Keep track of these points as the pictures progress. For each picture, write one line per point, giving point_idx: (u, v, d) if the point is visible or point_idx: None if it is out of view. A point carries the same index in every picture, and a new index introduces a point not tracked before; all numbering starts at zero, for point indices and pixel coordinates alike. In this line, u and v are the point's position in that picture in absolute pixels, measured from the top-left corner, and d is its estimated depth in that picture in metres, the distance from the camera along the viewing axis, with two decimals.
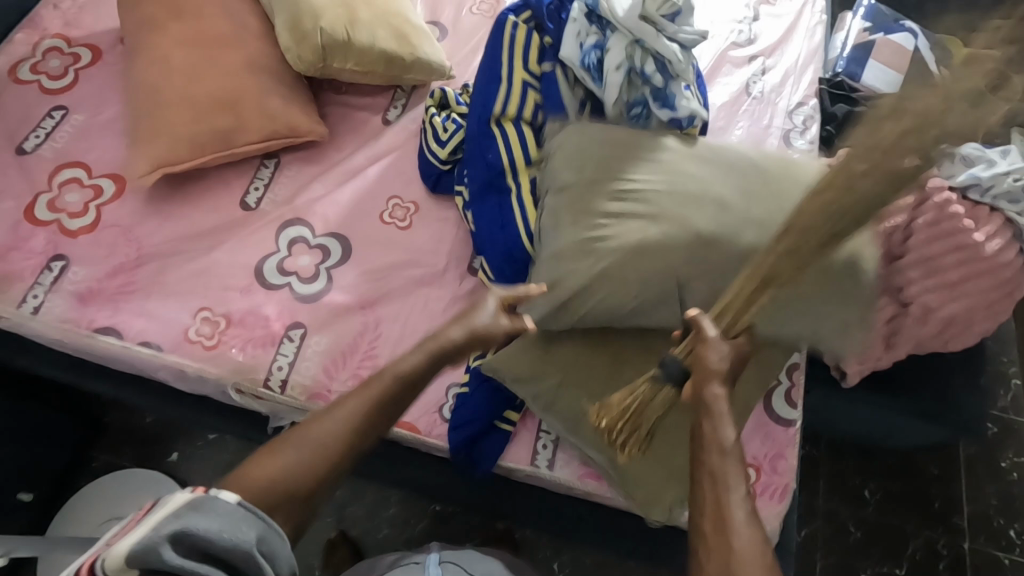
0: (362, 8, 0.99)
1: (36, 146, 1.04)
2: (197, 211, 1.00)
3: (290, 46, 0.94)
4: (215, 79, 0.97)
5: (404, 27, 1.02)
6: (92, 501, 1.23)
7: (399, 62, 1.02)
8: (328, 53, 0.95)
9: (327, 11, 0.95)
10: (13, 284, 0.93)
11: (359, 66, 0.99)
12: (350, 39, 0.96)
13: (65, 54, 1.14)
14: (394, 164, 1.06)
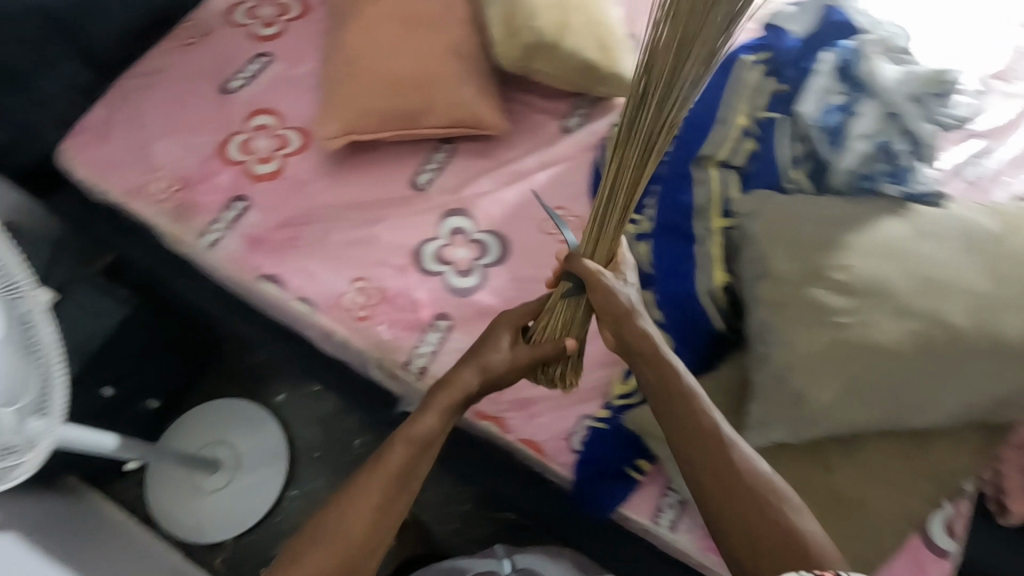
0: (575, 13, 0.96)
1: (238, 88, 1.10)
2: (370, 181, 1.01)
3: (502, 40, 0.94)
4: (415, 56, 0.97)
5: (610, 37, 0.99)
6: (204, 422, 1.31)
7: (596, 74, 0.98)
8: (533, 53, 0.93)
9: (542, 11, 0.93)
10: (196, 215, 0.98)
11: (558, 72, 0.96)
12: (558, 42, 0.94)
13: (277, 4, 1.19)
14: (565, 174, 1.04)
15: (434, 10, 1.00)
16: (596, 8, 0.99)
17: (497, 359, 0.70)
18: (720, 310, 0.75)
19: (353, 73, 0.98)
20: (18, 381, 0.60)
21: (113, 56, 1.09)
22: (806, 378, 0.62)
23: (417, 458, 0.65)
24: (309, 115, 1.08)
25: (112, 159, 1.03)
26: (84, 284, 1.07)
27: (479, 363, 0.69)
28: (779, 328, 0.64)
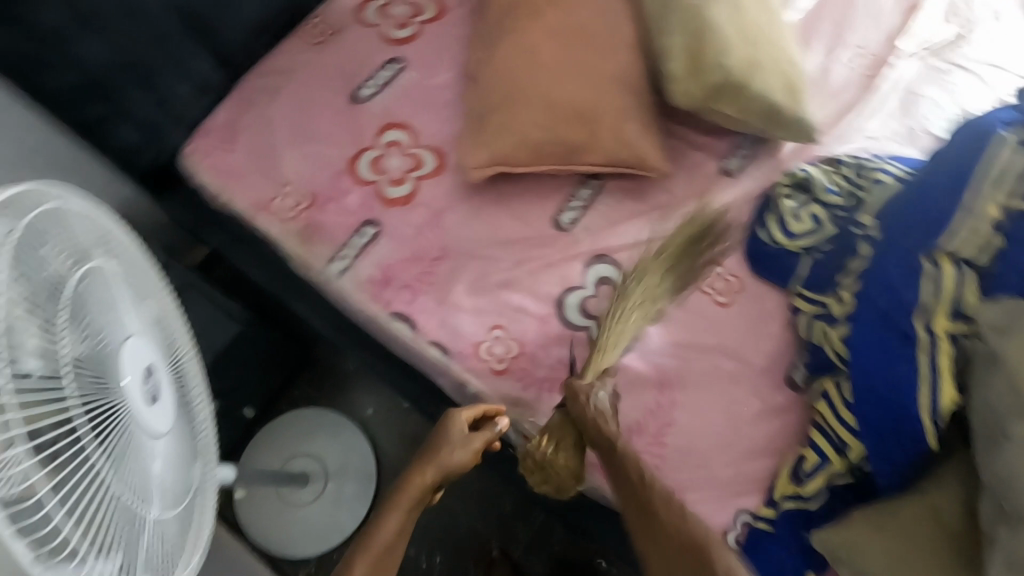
0: (766, 49, 0.85)
1: (369, 97, 1.02)
2: (510, 215, 0.93)
3: (681, 75, 0.82)
4: (578, 85, 0.88)
5: (797, 78, 0.87)
6: (287, 432, 1.26)
7: (778, 117, 0.87)
8: (716, 93, 0.83)
9: (733, 45, 0.82)
10: (325, 239, 0.92)
11: (738, 114, 0.85)
12: (745, 82, 0.82)
13: (411, 3, 1.10)
14: (723, 224, 0.93)
15: (598, 30, 0.89)
16: (784, 43, 0.87)
17: (449, 456, 0.73)
18: (937, 428, 0.66)
19: (504, 97, 0.89)
20: (181, 456, 0.53)
21: (240, 53, 1.02)
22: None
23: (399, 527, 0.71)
24: (443, 133, 1.00)
25: (236, 168, 0.97)
26: (192, 293, 1.05)
27: (431, 464, 0.73)
28: None
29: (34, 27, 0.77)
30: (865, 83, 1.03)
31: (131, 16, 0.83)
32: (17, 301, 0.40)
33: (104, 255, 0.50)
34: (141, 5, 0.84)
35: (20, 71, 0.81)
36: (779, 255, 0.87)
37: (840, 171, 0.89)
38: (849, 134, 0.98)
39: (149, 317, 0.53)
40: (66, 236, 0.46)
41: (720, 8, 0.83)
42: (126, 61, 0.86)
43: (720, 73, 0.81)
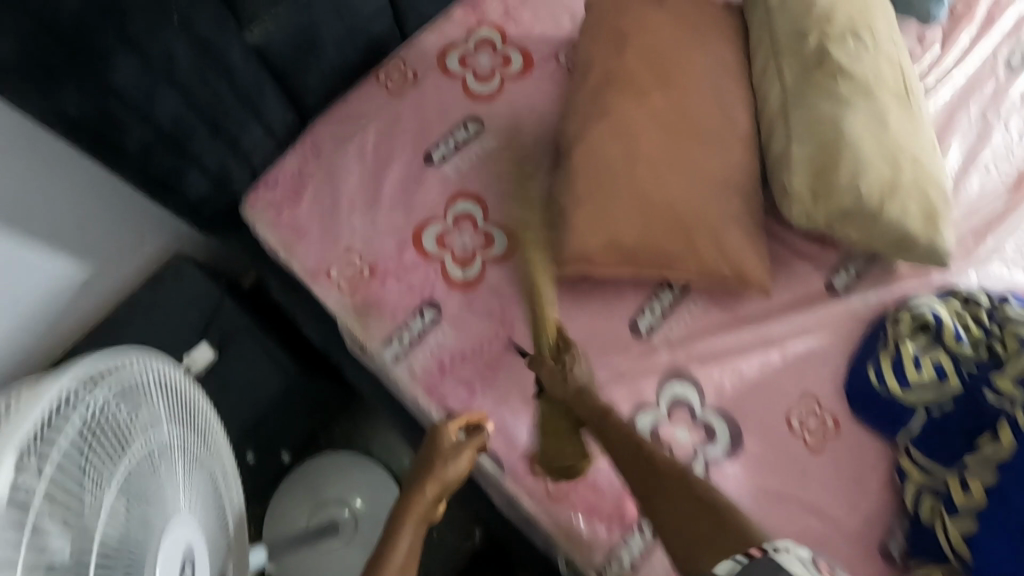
0: (907, 167, 0.72)
1: (442, 159, 0.94)
2: (584, 315, 0.84)
3: (805, 194, 0.71)
4: (680, 189, 0.76)
5: (938, 201, 0.75)
6: (315, 474, 1.17)
7: (910, 244, 0.74)
8: (844, 218, 0.71)
9: (870, 167, 0.70)
10: (382, 318, 0.86)
11: (863, 240, 0.73)
12: (880, 208, 0.71)
13: (497, 53, 1.01)
14: (823, 352, 0.82)
15: (710, 121, 0.79)
16: (928, 158, 0.75)
17: (447, 471, 0.67)
18: None
19: (591, 189, 0.78)
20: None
21: (314, 98, 0.95)
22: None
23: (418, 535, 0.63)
24: (518, 208, 0.91)
25: (298, 225, 0.91)
26: (242, 342, 1.02)
27: (436, 479, 0.66)
28: None
29: (120, 92, 0.66)
30: (1008, 196, 0.89)
31: (216, 70, 0.74)
32: (67, 494, 0.37)
33: (171, 418, 0.49)
34: (224, 57, 0.74)
35: (101, 140, 0.69)
36: (891, 404, 0.76)
37: (973, 312, 0.76)
38: (983, 259, 0.85)
39: (200, 477, 0.52)
40: (135, 409, 0.45)
41: (860, 121, 0.72)
42: (203, 115, 0.76)
43: (850, 198, 0.70)
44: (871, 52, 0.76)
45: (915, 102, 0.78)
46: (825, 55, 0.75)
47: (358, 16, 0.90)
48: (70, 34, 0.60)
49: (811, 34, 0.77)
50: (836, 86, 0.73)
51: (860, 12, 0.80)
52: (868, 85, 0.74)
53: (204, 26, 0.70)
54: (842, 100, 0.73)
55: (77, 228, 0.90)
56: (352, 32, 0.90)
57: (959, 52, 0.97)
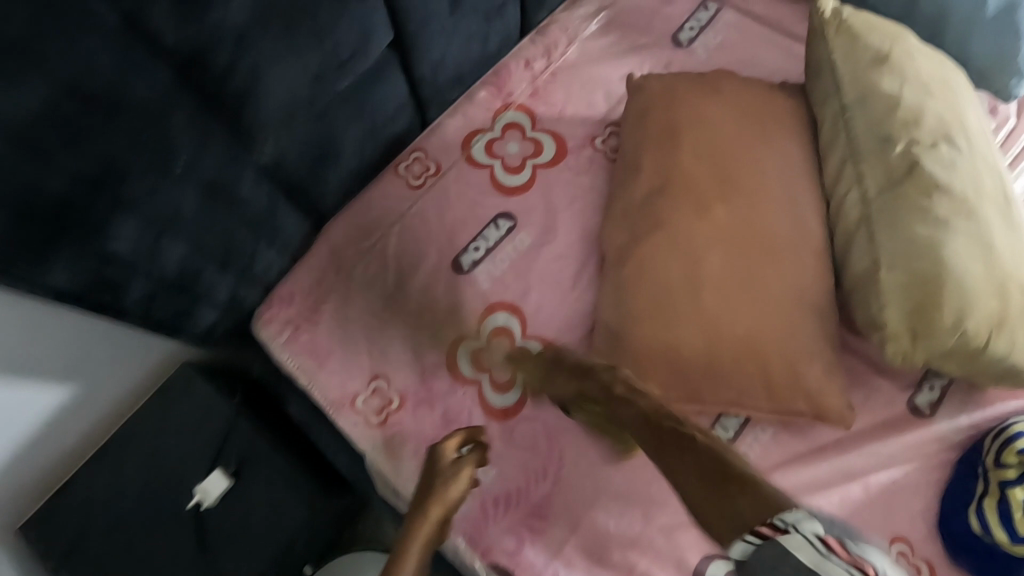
0: (1017, 296, 0.65)
1: (472, 264, 0.85)
2: (640, 447, 0.76)
3: (901, 331, 0.64)
4: (751, 319, 0.69)
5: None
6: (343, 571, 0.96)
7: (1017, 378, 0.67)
8: (945, 356, 0.64)
9: (977, 300, 0.63)
10: (416, 455, 0.77)
11: (963, 373, 0.66)
12: (985, 344, 0.64)
13: (527, 139, 0.92)
14: (910, 485, 0.74)
15: (783, 237, 0.71)
16: None
17: (454, 490, 0.66)
18: None
19: (649, 317, 0.70)
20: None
21: (330, 200, 0.86)
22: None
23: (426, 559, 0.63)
24: (559, 320, 0.82)
25: (318, 346, 0.83)
26: (258, 467, 0.91)
27: (439, 500, 0.66)
28: None
29: (117, 257, 0.58)
30: None
31: (223, 207, 0.66)
32: None
33: None
34: (231, 191, 0.66)
35: (96, 305, 0.61)
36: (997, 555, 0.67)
37: None
38: None
39: None
40: None
41: (961, 245, 0.65)
42: (209, 254, 0.69)
43: (953, 338, 0.63)
44: (964, 160, 0.69)
45: (1015, 212, 0.70)
46: (915, 166, 0.68)
47: (376, 117, 0.81)
48: (61, 216, 0.51)
49: (896, 140, 0.70)
50: (930, 204, 0.67)
51: (947, 110, 0.72)
52: (965, 200, 0.67)
53: (209, 169, 0.62)
54: (939, 220, 0.66)
55: (71, 369, 0.79)
56: (374, 134, 0.83)
57: None
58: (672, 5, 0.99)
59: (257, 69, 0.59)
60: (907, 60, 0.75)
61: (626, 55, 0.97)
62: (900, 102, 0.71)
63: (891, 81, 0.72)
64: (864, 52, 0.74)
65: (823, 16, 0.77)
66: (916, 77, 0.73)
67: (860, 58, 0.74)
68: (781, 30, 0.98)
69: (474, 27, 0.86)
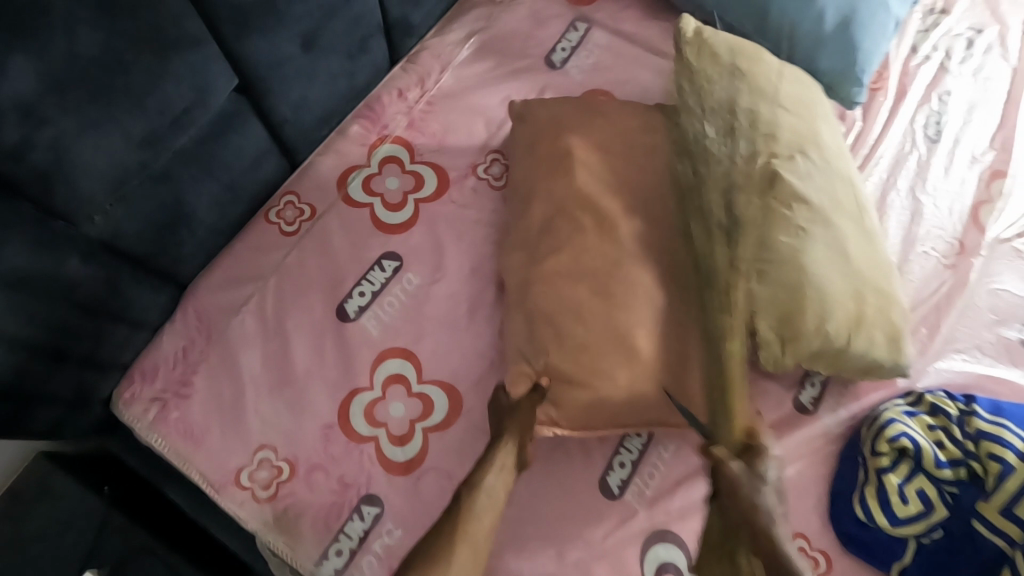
0: (870, 297, 0.70)
1: (359, 310, 0.81)
2: (546, 481, 0.75)
3: (774, 343, 0.68)
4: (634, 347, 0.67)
5: (901, 320, 0.72)
6: None
7: (877, 370, 0.72)
8: (813, 359, 0.69)
9: (834, 305, 0.68)
10: (314, 526, 0.72)
11: (832, 372, 0.71)
12: (847, 345, 0.69)
13: (406, 172, 0.89)
14: (801, 481, 0.77)
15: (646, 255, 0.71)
16: (886, 277, 0.73)
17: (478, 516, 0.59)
18: None
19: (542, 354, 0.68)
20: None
21: (193, 260, 0.78)
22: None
23: None
24: (455, 360, 0.79)
25: (195, 423, 0.75)
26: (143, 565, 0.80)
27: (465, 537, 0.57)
28: None
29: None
30: (949, 278, 0.88)
31: (46, 294, 0.60)
32: None
33: None
34: (57, 276, 0.60)
35: None
36: (884, 540, 0.72)
37: (943, 424, 0.74)
38: (940, 351, 0.83)
39: None
40: None
41: (822, 256, 0.69)
42: (40, 347, 0.62)
43: (818, 344, 0.68)
44: (820, 171, 0.74)
45: (868, 218, 0.76)
46: (777, 177, 0.70)
47: (232, 171, 0.75)
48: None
49: (761, 152, 0.72)
50: (796, 216, 0.70)
51: (798, 125, 0.77)
52: (823, 212, 0.71)
53: (15, 258, 0.56)
54: (803, 231, 0.70)
55: None
56: (234, 188, 0.76)
57: (881, 125, 0.96)
58: (543, 28, 0.99)
59: (63, 141, 0.54)
60: (764, 78, 0.79)
61: (502, 80, 0.95)
62: (759, 120, 0.75)
63: (747, 100, 0.76)
64: (724, 69, 0.77)
65: (685, 36, 0.80)
66: (771, 94, 0.77)
67: (722, 75, 0.77)
68: (648, 48, 1.00)
69: (336, 64, 0.82)
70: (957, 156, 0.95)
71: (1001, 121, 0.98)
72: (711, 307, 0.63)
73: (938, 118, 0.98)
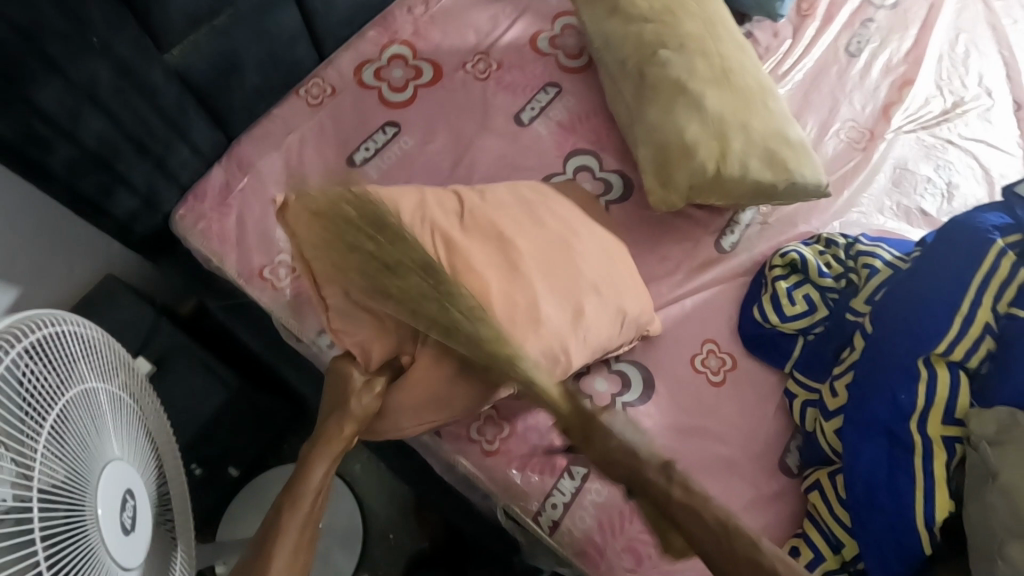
0: (735, 134, 0.87)
1: (364, 160, 1.01)
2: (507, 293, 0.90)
3: (657, 189, 0.87)
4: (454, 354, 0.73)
5: (780, 148, 0.89)
6: None
7: (770, 191, 0.88)
8: (694, 192, 0.87)
9: (696, 144, 0.86)
10: (312, 312, 0.90)
11: (724, 200, 0.88)
12: (720, 175, 0.86)
13: (409, 65, 1.09)
14: (715, 302, 0.92)
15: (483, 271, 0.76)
16: (760, 118, 0.90)
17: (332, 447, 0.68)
18: (934, 535, 0.65)
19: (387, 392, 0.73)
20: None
21: (237, 115, 1.01)
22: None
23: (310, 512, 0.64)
24: None
25: (229, 234, 0.95)
26: (183, 357, 1.02)
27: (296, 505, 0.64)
28: None
29: (44, 113, 0.75)
30: (858, 156, 1.03)
31: (135, 86, 0.83)
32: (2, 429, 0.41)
33: (95, 373, 0.51)
34: (148, 79, 0.84)
35: (27, 159, 0.77)
36: (775, 338, 0.87)
37: (832, 251, 0.89)
38: (842, 209, 0.99)
39: (137, 428, 0.55)
40: (68, 358, 0.48)
41: (682, 112, 0.88)
42: (126, 134, 0.85)
43: (689, 180, 0.86)
44: (675, 56, 0.93)
45: (733, 79, 0.93)
46: (644, 69, 0.93)
47: (277, 39, 0.98)
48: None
49: (628, 61, 0.95)
50: (658, 96, 0.90)
51: (686, 22, 0.96)
52: (679, 82, 0.90)
53: (122, 49, 0.79)
54: (659, 103, 0.90)
55: (22, 272, 0.93)
56: (274, 56, 0.99)
57: (806, 44, 1.13)
58: None
59: None
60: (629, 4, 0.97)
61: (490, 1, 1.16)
62: (633, 30, 0.95)
63: (616, 24, 0.96)
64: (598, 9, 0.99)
65: None
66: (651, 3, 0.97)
67: (596, 15, 0.99)
68: None
69: None
70: (872, 69, 1.12)
71: (914, 44, 1.15)
72: (679, 135, 0.87)
73: (858, 39, 1.15)
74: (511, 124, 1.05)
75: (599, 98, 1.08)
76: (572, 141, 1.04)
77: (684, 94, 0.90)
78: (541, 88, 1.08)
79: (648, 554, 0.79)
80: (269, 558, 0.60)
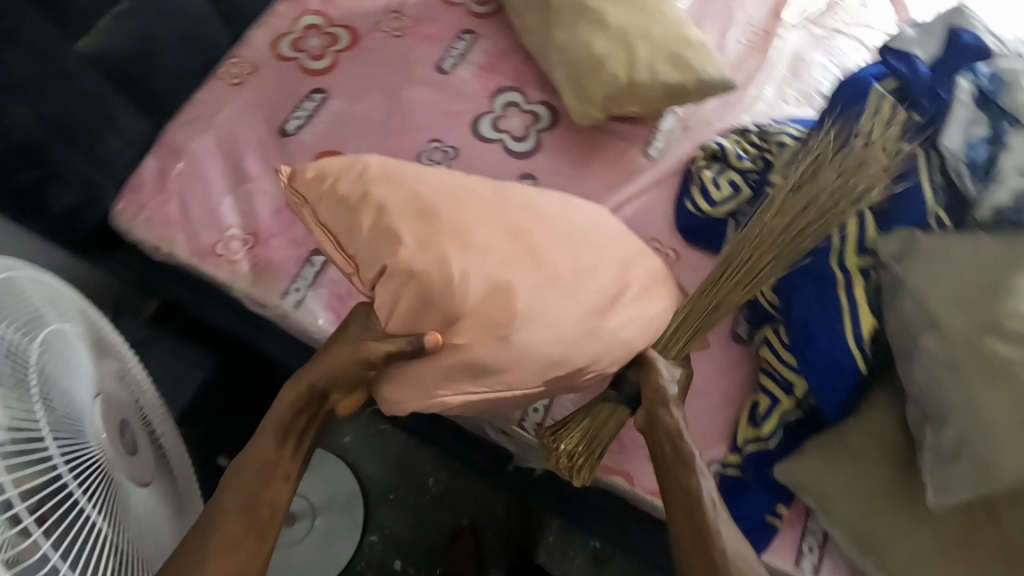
0: (639, 43, 0.94)
1: (297, 128, 1.03)
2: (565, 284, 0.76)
3: (577, 104, 0.95)
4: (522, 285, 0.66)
5: (682, 50, 0.95)
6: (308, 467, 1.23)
7: (681, 91, 0.95)
8: (612, 102, 0.94)
9: (606, 57, 0.93)
10: (273, 276, 0.92)
11: (640, 106, 0.95)
12: (632, 81, 0.93)
13: (324, 33, 1.11)
14: (651, 205, 0.99)
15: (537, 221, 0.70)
16: (661, 25, 0.97)
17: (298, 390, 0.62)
18: (865, 354, 0.73)
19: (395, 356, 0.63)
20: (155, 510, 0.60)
21: (161, 103, 1.01)
22: (987, 415, 0.60)
23: (271, 455, 0.61)
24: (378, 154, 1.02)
25: (175, 218, 0.96)
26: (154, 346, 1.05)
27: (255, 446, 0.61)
28: (952, 386, 0.62)
29: None
30: (758, 55, 1.12)
31: None
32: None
33: (64, 316, 0.55)
34: (63, 65, 0.85)
35: None
36: (709, 223, 0.94)
37: (747, 138, 0.97)
38: (751, 102, 1.07)
39: (112, 366, 0.60)
40: (38, 301, 0.52)
41: (587, 30, 0.95)
42: (50, 123, 0.84)
43: (603, 91, 0.93)
44: None
45: None
46: None
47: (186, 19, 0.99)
48: None
49: None
50: (565, 20, 0.97)
51: None
52: (581, 3, 0.97)
53: None
54: (568, 27, 0.96)
55: None
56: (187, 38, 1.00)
57: None
58: None
59: None
60: None
61: None
62: None
63: None
64: None
65: None
66: None
67: None
68: None
69: None
70: None
71: None
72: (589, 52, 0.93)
73: None
74: (435, 73, 1.08)
75: (514, 38, 1.12)
76: (495, 80, 1.08)
77: (590, 15, 0.96)
78: (457, 36, 1.12)
79: (628, 435, 0.85)
80: (233, 494, 0.60)
